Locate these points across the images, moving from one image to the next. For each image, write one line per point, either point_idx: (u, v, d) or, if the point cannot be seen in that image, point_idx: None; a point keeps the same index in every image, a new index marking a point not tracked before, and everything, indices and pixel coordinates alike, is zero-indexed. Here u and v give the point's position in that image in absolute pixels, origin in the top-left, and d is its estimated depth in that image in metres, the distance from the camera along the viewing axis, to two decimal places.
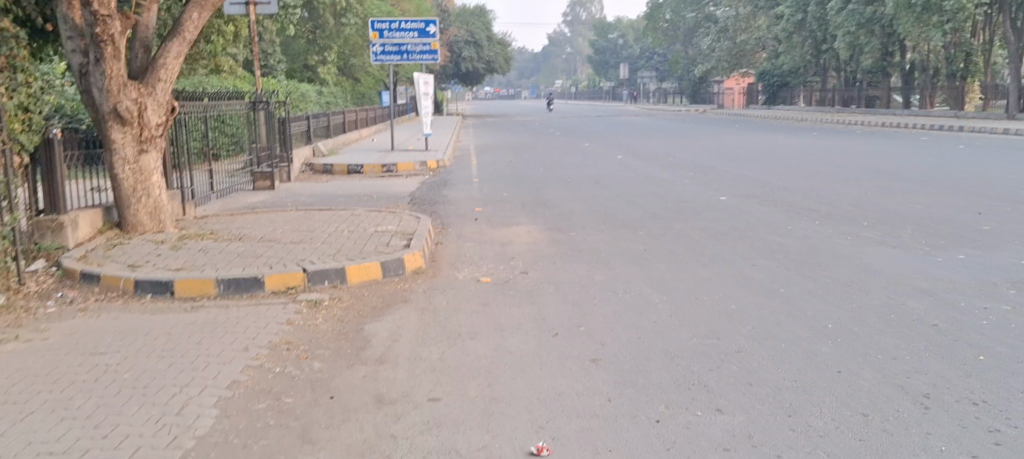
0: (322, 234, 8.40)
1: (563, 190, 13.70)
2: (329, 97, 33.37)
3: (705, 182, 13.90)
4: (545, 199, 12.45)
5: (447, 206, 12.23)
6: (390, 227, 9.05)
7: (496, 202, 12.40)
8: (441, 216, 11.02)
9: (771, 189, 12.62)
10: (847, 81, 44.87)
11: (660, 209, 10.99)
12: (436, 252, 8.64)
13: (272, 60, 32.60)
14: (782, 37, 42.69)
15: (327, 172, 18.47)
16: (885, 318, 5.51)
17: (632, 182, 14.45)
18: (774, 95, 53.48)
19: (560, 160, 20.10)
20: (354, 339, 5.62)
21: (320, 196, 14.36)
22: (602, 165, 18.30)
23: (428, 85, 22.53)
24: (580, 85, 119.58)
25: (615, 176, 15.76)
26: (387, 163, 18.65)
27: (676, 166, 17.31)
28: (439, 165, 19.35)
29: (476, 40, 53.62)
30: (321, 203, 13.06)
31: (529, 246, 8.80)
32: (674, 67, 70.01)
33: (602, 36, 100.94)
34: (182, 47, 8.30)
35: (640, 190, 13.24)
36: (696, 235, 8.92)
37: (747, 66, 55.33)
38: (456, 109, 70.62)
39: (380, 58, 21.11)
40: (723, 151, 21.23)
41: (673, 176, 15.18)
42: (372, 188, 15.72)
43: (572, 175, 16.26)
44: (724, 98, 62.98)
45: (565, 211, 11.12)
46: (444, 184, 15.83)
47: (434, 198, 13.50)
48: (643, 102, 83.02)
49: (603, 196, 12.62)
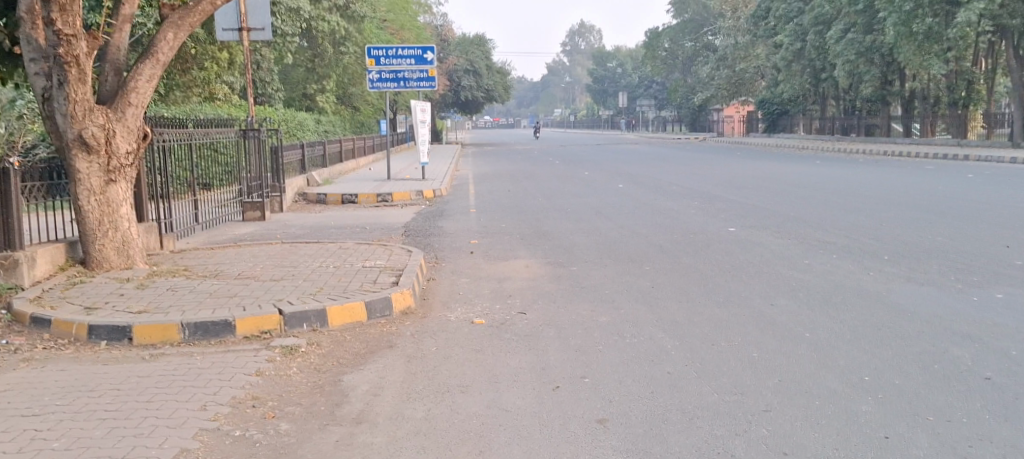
0: (305, 270, 7.79)
1: (564, 220, 13.11)
2: (327, 126, 32.85)
3: (711, 213, 13.32)
4: (545, 231, 11.86)
5: (443, 238, 11.64)
6: (379, 261, 8.43)
7: (493, 234, 11.79)
8: (436, 249, 10.43)
9: (783, 220, 12.04)
10: (848, 109, 44.37)
11: (666, 241, 10.40)
12: (429, 288, 8.02)
13: (270, 89, 32.08)
14: (781, 66, 42.08)
15: (320, 202, 17.88)
16: (928, 369, 4.92)
17: (635, 213, 13.86)
18: (774, 123, 52.96)
19: (560, 189, 19.53)
20: (330, 392, 5.00)
21: (309, 227, 13.76)
22: (603, 195, 17.72)
23: (426, 113, 22.00)
24: (580, 114, 119.49)
25: (617, 206, 15.18)
26: (382, 192, 18.04)
27: (680, 195, 16.72)
28: (435, 194, 18.78)
29: (476, 69, 53.28)
30: (310, 236, 12.46)
31: (529, 282, 8.19)
32: (674, 96, 69.64)
33: (601, 65, 100.96)
34: (155, 70, 7.76)
35: (645, 221, 12.65)
36: (707, 271, 8.33)
37: (746, 94, 54.88)
38: (455, 137, 70.17)
39: (377, 85, 20.57)
40: (726, 179, 20.64)
41: (678, 206, 14.59)
42: (365, 219, 15.12)
43: (573, 205, 15.67)
44: (724, 126, 62.53)
45: (566, 244, 10.52)
46: (440, 214, 15.25)
47: (429, 230, 12.92)
48: (642, 130, 82.66)
49: (605, 227, 12.02)
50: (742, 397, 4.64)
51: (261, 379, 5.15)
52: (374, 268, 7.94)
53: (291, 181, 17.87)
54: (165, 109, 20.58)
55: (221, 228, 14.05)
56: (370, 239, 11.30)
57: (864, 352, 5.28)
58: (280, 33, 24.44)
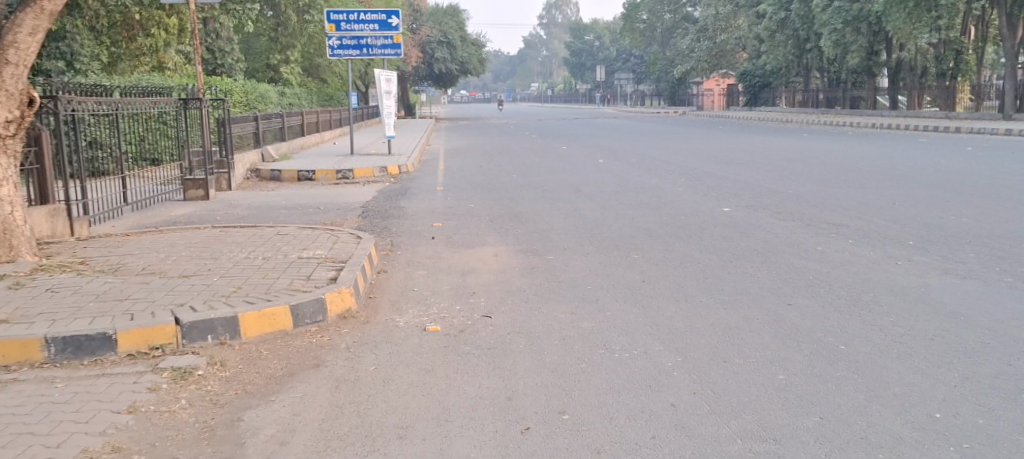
0: (226, 263, 6.50)
1: (539, 200, 11.89)
2: (291, 98, 31.32)
3: (701, 190, 12.16)
4: (516, 212, 10.64)
5: (403, 220, 10.40)
6: (320, 250, 7.17)
7: (459, 215, 10.55)
8: (393, 234, 9.19)
9: (782, 198, 10.92)
10: (832, 81, 43.42)
11: (654, 223, 9.21)
12: (377, 284, 6.77)
13: (230, 59, 30.49)
14: (765, 37, 41.04)
15: (274, 179, 16.59)
16: (1014, 403, 3.76)
17: (617, 191, 12.68)
18: (755, 96, 52.01)
19: (536, 164, 18.32)
20: (223, 438, 3.75)
21: (257, 209, 12.46)
22: (582, 170, 16.54)
23: (392, 83, 20.65)
24: (557, 89, 118.12)
25: (597, 183, 14.01)
26: (341, 168, 16.77)
27: (665, 171, 15.58)
28: (400, 170, 17.50)
29: (449, 41, 51.70)
30: (255, 219, 11.17)
31: (497, 275, 6.97)
32: (653, 68, 68.49)
33: (578, 38, 99.62)
34: (42, 21, 6.44)
35: (629, 200, 11.47)
36: (706, 260, 7.14)
37: (726, 67, 53.80)
38: (429, 111, 68.57)
39: (337, 53, 19.31)
40: (713, 154, 19.57)
41: (663, 183, 13.43)
42: (321, 199, 13.84)
43: (549, 182, 14.47)
44: (704, 100, 61.51)
45: (541, 227, 9.33)
46: (404, 192, 14.01)
47: (391, 210, 11.66)
48: (621, 104, 81.51)
49: (583, 208, 10.81)
50: (774, 447, 3.47)
51: (132, 418, 3.91)
52: (311, 261, 6.67)
53: (242, 156, 16.57)
54: (107, 78, 19.05)
55: (156, 210, 12.76)
56: (319, 223, 10.03)
57: (924, 377, 4.10)
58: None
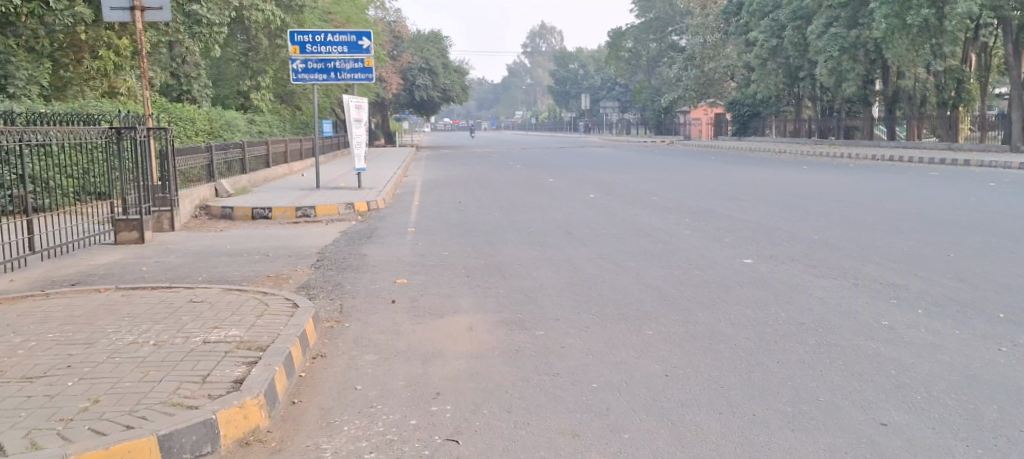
0: (94, 356, 4.78)
1: (524, 246, 10.22)
2: (262, 127, 29.62)
3: (711, 234, 10.52)
4: (497, 263, 8.96)
5: (362, 274, 8.72)
6: (236, 331, 5.45)
7: (430, 268, 8.87)
8: (345, 296, 7.50)
9: (809, 245, 9.31)
10: (824, 110, 42.21)
11: (664, 281, 7.54)
12: (307, 379, 5.05)
13: (198, 84, 28.76)
14: (755, 65, 39.75)
15: (226, 217, 14.89)
16: None
17: (614, 235, 11.05)
18: (744, 126, 50.80)
19: (520, 200, 16.70)
20: None
21: (197, 257, 10.78)
22: (571, 208, 14.95)
23: (363, 111, 19.04)
24: (540, 117, 117.23)
25: (589, 224, 12.37)
26: (302, 204, 15.10)
27: (664, 209, 13.98)
28: (369, 207, 15.83)
29: (432, 68, 50.18)
30: (191, 272, 9.45)
31: (471, 362, 5.27)
32: (640, 96, 67.41)
33: (562, 66, 98.84)
34: None
35: (630, 248, 9.81)
36: (743, 337, 5.49)
37: (714, 95, 52.70)
38: (411, 139, 66.94)
39: (302, 77, 17.67)
40: (711, 188, 18.03)
41: (664, 224, 11.79)
42: (274, 243, 12.17)
43: (536, 223, 12.82)
44: (692, 128, 60.37)
45: (527, 285, 7.66)
46: (370, 235, 12.34)
47: (351, 258, 9.94)
48: (606, 133, 80.34)
49: (577, 258, 9.14)
50: None
51: None
52: (219, 350, 4.96)
53: (189, 192, 14.93)
54: (45, 105, 17.34)
55: (74, 257, 11.11)
56: (256, 282, 8.35)
57: None
58: (204, 22, 21.18)
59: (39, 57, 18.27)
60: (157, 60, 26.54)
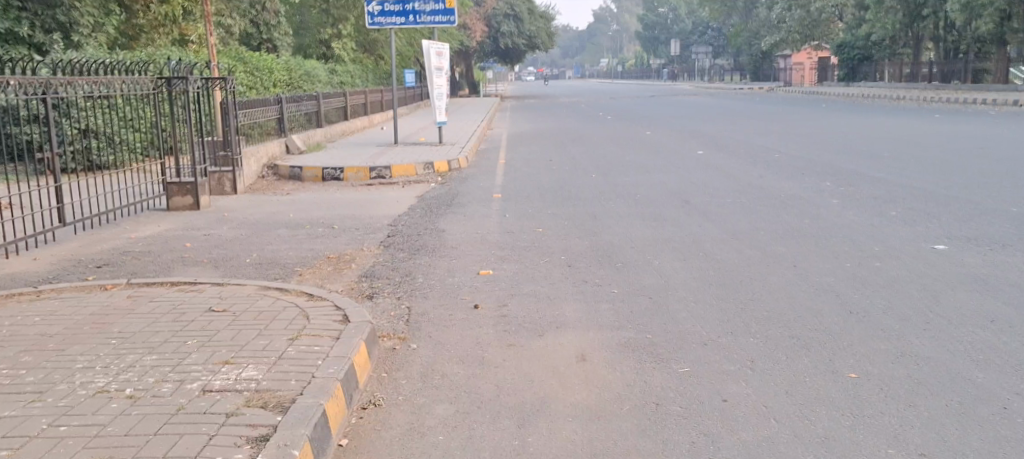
0: (31, 428, 3.20)
1: (634, 221, 8.41)
2: (343, 76, 28.20)
3: (868, 206, 8.54)
4: (606, 246, 7.20)
5: (440, 259, 7.09)
6: (252, 370, 3.84)
7: (523, 251, 7.15)
8: (416, 297, 5.86)
9: (1012, 222, 7.29)
10: (948, 53, 39.16)
11: (838, 282, 5.67)
12: (351, 453, 3.44)
13: (277, 33, 27.61)
14: (873, 4, 37.42)
15: (294, 178, 13.42)
16: None
17: (745, 204, 9.14)
18: (854, 71, 47.87)
19: (619, 158, 14.86)
20: None
21: (254, 228, 9.32)
22: (681, 168, 13.03)
23: (444, 58, 17.29)
24: (626, 65, 114.01)
25: (707, 189, 10.46)
26: (377, 164, 13.49)
27: (793, 169, 12.00)
28: (450, 167, 14.15)
29: (517, 14, 48.00)
30: (240, 252, 7.96)
31: (592, 430, 3.57)
32: (735, 41, 64.14)
33: (651, 11, 95.25)
34: None
35: (770, 225, 7.90)
36: (1006, 394, 3.64)
37: (820, 39, 49.41)
38: (496, 89, 65.05)
39: (379, 21, 16.13)
40: (838, 142, 15.89)
41: (801, 193, 9.80)
42: (342, 211, 10.62)
43: (643, 187, 10.97)
44: (793, 74, 56.99)
45: (652, 283, 5.88)
46: (452, 201, 10.73)
47: (427, 235, 8.30)
48: (699, 80, 77.01)
49: (706, 239, 7.30)
50: None
51: None
52: (216, 413, 3.34)
53: (254, 149, 13.49)
54: (107, 54, 16.11)
55: (117, 226, 9.75)
56: (308, 278, 6.78)
57: None
58: None
59: (105, 5, 17.22)
60: (236, 8, 25.42)
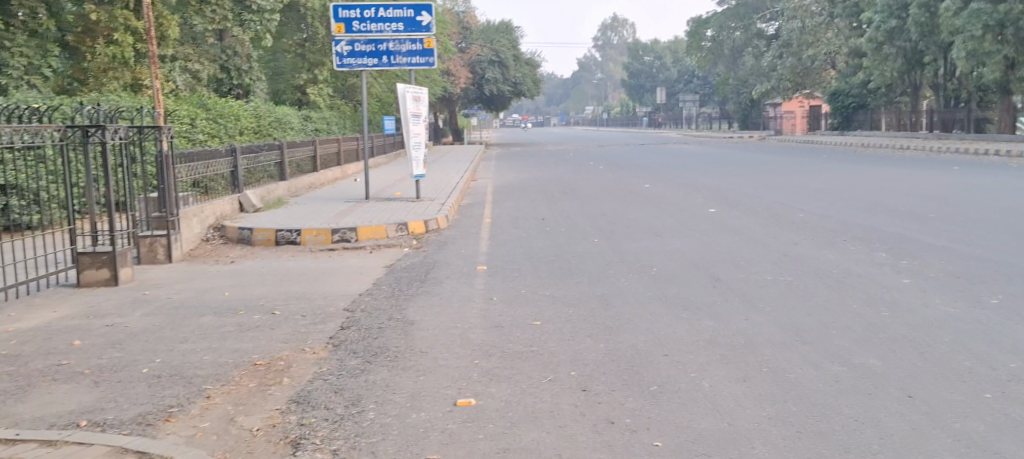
0: None
1: (659, 312, 6.52)
2: (318, 124, 26.37)
3: (961, 291, 6.75)
4: (631, 356, 5.31)
5: (404, 373, 5.17)
6: None
7: (518, 363, 5.25)
8: (362, 453, 3.95)
9: None
10: (948, 101, 37.97)
11: (992, 441, 3.83)
12: None
13: (249, 78, 25.80)
14: (871, 51, 36.37)
15: (244, 241, 11.50)
16: None
17: (795, 284, 7.30)
18: (848, 119, 46.83)
19: (621, 216, 13.04)
20: None
21: (174, 316, 7.37)
22: (696, 231, 11.21)
23: (421, 103, 15.46)
24: (612, 113, 113.42)
25: (738, 262, 8.61)
26: (340, 225, 11.56)
27: (833, 235, 10.23)
28: (427, 227, 12.23)
29: (502, 60, 46.53)
30: (140, 354, 5.99)
31: None
32: (724, 89, 63.29)
33: (636, 59, 94.76)
34: None
35: (842, 319, 6.06)
36: None
37: (812, 86, 48.39)
38: (480, 136, 63.55)
39: (347, 62, 14.39)
40: (865, 197, 14.23)
41: (857, 268, 7.97)
42: (291, 287, 8.70)
43: (659, 257, 9.14)
44: (783, 122, 55.82)
45: (713, 430, 4.01)
46: (429, 274, 8.83)
47: (390, 329, 6.39)
48: (687, 128, 75.75)
49: (764, 344, 5.45)
50: None
51: None
52: None
53: (197, 209, 11.57)
54: (42, 97, 14.19)
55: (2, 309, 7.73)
56: (216, 407, 4.85)
57: None
58: None
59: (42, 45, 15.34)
60: (203, 51, 23.65)
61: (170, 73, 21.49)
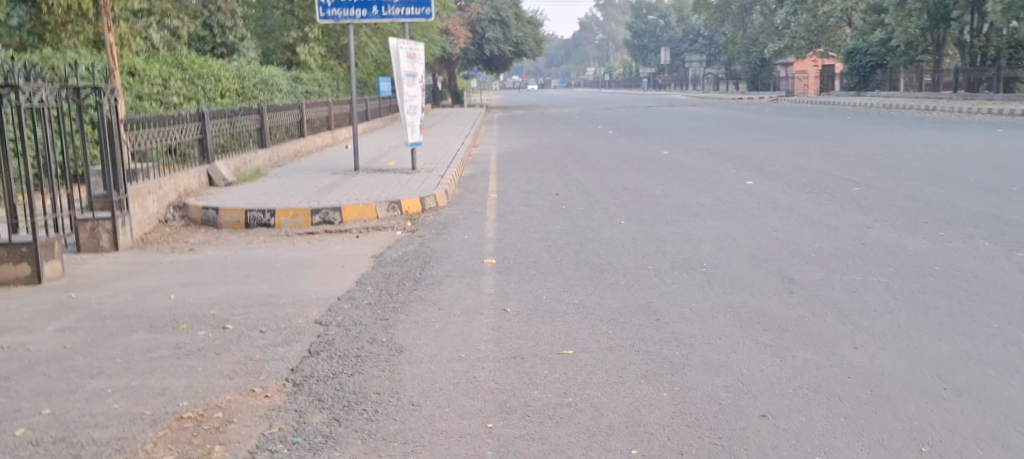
0: None
1: (731, 332, 4.89)
2: (309, 85, 24.61)
3: None
4: (714, 418, 3.68)
5: (391, 449, 3.56)
6: None
7: (552, 430, 3.64)
8: None
9: None
10: (973, 60, 36.08)
11: None
12: None
13: (234, 36, 23.94)
14: (893, 6, 34.32)
15: (208, 223, 9.82)
16: None
17: (896, 291, 5.66)
18: (865, 79, 44.96)
19: (647, 192, 11.38)
20: None
21: (98, 331, 5.75)
22: (741, 211, 9.56)
23: (417, 61, 13.68)
24: (615, 74, 111.23)
25: (806, 253, 6.97)
26: (322, 204, 9.89)
27: (909, 216, 8.58)
28: (422, 205, 10.54)
29: (503, 19, 44.49)
30: (27, 401, 4.37)
31: None
32: (732, 49, 61.19)
33: (640, 18, 92.26)
34: None
35: (989, 348, 4.43)
36: None
37: (825, 45, 46.40)
38: (481, 98, 61.51)
39: (332, 14, 12.61)
40: (922, 167, 12.58)
41: (966, 265, 6.31)
42: (256, 287, 7.06)
43: (706, 247, 7.50)
44: (796, 83, 53.82)
45: None
46: (425, 271, 7.17)
47: (372, 360, 4.76)
48: (692, 89, 73.72)
49: (900, 397, 3.84)
50: None
51: None
52: None
53: (153, 185, 9.86)
54: None
55: None
56: None
57: None
58: None
59: None
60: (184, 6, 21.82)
61: (146, 29, 19.75)
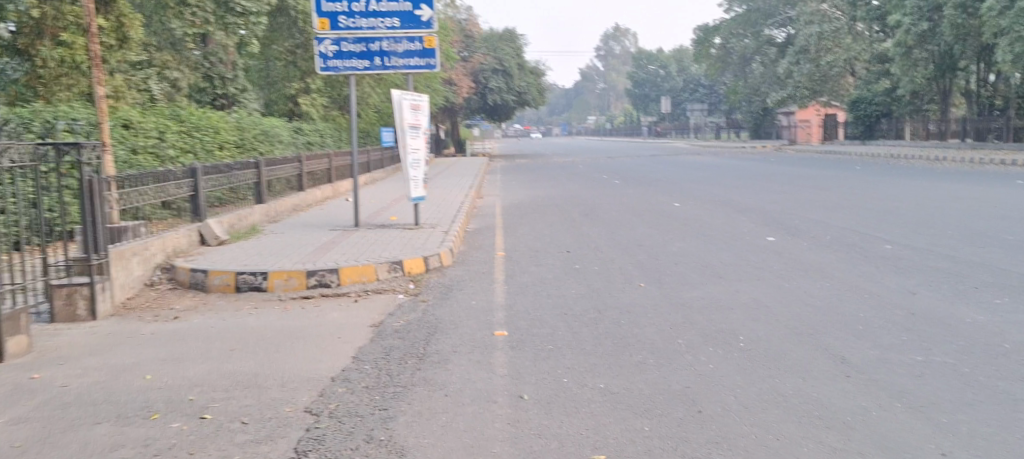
0: None
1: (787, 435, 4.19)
2: (311, 136, 24.09)
3: None
4: None
5: None
6: None
7: None
8: None
9: None
10: (981, 109, 35.71)
11: None
12: None
13: (235, 87, 23.49)
14: (899, 56, 33.57)
15: (196, 287, 9.15)
16: None
17: (968, 378, 4.98)
18: (870, 128, 44.64)
19: (664, 249, 10.71)
20: None
21: (57, 424, 5.06)
22: (768, 272, 8.89)
23: (420, 111, 13.10)
24: (616, 122, 111.36)
25: (852, 327, 6.29)
26: (318, 266, 9.21)
27: (954, 280, 7.90)
28: (425, 265, 9.86)
29: (506, 69, 44.30)
30: None
31: None
32: (734, 98, 61.03)
33: (641, 67, 92.55)
34: None
35: None
36: None
37: (829, 94, 46.06)
38: (482, 147, 61.14)
39: (332, 64, 12.05)
40: (951, 222, 11.95)
41: None
42: (242, 364, 6.36)
43: (738, 317, 6.81)
44: (799, 131, 53.53)
45: None
46: (430, 345, 6.48)
47: None
48: (694, 138, 73.54)
49: None
50: None
51: None
52: None
53: (138, 246, 9.19)
54: None
55: None
56: None
57: None
58: None
59: None
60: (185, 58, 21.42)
61: (145, 82, 19.28)
